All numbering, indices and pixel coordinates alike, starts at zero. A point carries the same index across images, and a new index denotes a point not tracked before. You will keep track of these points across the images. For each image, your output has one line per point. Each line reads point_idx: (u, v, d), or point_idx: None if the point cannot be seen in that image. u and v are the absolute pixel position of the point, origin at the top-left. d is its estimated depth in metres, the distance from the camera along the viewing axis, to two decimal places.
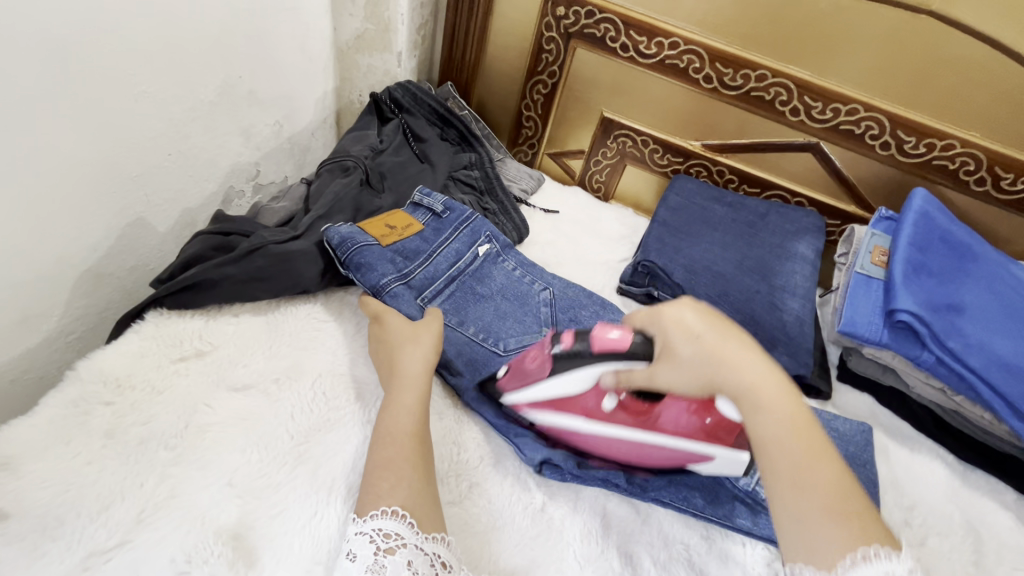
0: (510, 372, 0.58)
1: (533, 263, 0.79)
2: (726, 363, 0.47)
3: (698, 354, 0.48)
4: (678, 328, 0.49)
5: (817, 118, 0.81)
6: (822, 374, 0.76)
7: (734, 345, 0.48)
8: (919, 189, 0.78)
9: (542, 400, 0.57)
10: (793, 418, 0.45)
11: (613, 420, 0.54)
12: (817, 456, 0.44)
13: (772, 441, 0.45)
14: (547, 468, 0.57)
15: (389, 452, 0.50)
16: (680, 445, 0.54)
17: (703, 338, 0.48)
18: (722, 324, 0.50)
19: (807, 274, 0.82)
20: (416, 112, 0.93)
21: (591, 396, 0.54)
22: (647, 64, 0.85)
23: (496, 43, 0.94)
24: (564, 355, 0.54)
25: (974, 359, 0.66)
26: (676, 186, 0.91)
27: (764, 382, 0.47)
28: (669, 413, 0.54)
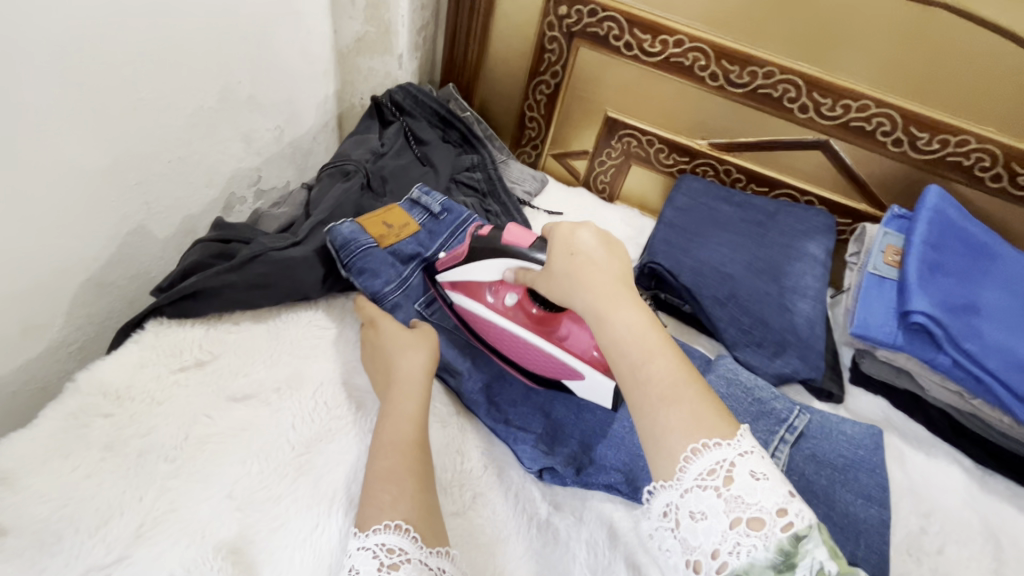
0: (446, 259, 0.68)
1: None
2: (588, 283, 0.49)
3: (568, 276, 0.51)
4: (557, 246, 0.53)
5: (827, 115, 0.79)
6: (833, 377, 0.74)
7: (603, 267, 0.50)
8: (933, 186, 0.76)
9: (461, 286, 0.66)
10: (643, 329, 0.45)
11: (510, 314, 0.63)
12: (657, 356, 0.43)
13: (615, 344, 0.45)
14: (547, 475, 0.57)
15: (389, 463, 0.49)
16: (558, 355, 0.60)
17: (573, 257, 0.51)
18: (602, 247, 0.52)
19: (817, 274, 0.80)
20: (417, 115, 0.92)
21: (501, 287, 0.64)
22: (652, 62, 0.84)
23: (498, 44, 0.93)
24: (480, 244, 0.62)
25: (993, 361, 0.64)
26: (683, 186, 0.89)
27: (619, 298, 0.47)
28: (569, 333, 0.60)
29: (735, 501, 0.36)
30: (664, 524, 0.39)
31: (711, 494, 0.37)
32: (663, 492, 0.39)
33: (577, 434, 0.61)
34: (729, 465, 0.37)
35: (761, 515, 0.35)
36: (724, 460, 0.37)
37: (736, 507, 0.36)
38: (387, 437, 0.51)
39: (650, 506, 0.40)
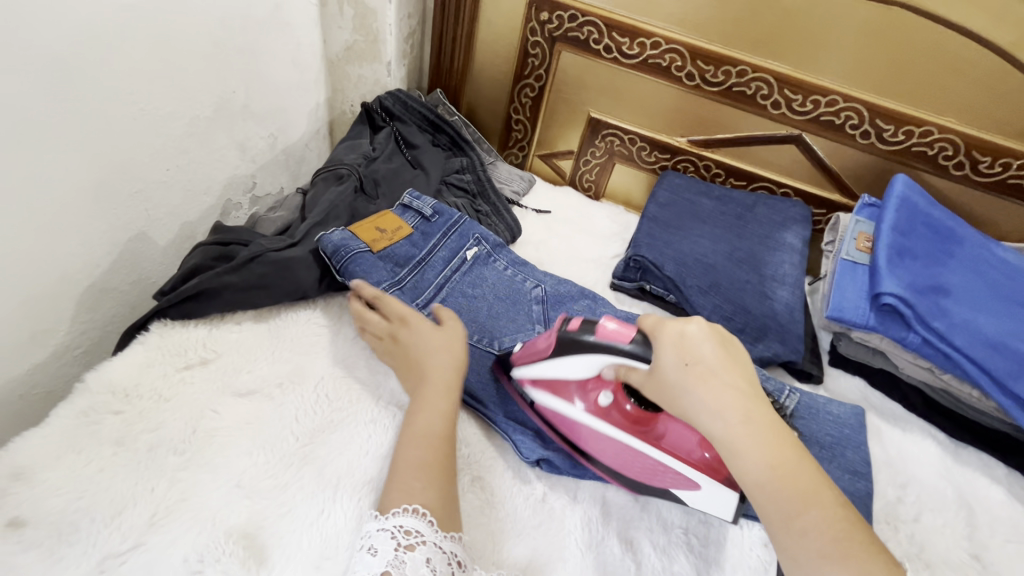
0: (521, 352, 0.62)
1: (525, 261, 0.82)
2: (716, 402, 0.45)
3: (682, 389, 0.46)
4: (666, 353, 0.48)
5: (798, 111, 0.83)
6: (812, 359, 0.78)
7: (728, 385, 0.46)
8: (900, 175, 0.80)
9: (544, 383, 0.61)
10: (783, 466, 0.43)
11: (607, 417, 0.57)
12: (810, 499, 0.42)
13: (758, 484, 0.43)
14: (543, 465, 0.60)
15: (418, 452, 0.51)
16: (668, 463, 0.54)
17: (691, 370, 0.47)
18: (716, 352, 0.48)
19: (795, 262, 0.84)
20: (407, 121, 0.95)
21: (590, 388, 0.58)
22: (632, 64, 0.87)
23: (483, 50, 0.96)
24: (568, 339, 0.56)
25: (960, 338, 0.68)
26: (665, 182, 0.93)
27: (748, 421, 0.44)
28: (671, 435, 0.56)
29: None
30: None
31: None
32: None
33: None
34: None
35: None
36: None
37: None
38: (419, 428, 0.53)
39: None
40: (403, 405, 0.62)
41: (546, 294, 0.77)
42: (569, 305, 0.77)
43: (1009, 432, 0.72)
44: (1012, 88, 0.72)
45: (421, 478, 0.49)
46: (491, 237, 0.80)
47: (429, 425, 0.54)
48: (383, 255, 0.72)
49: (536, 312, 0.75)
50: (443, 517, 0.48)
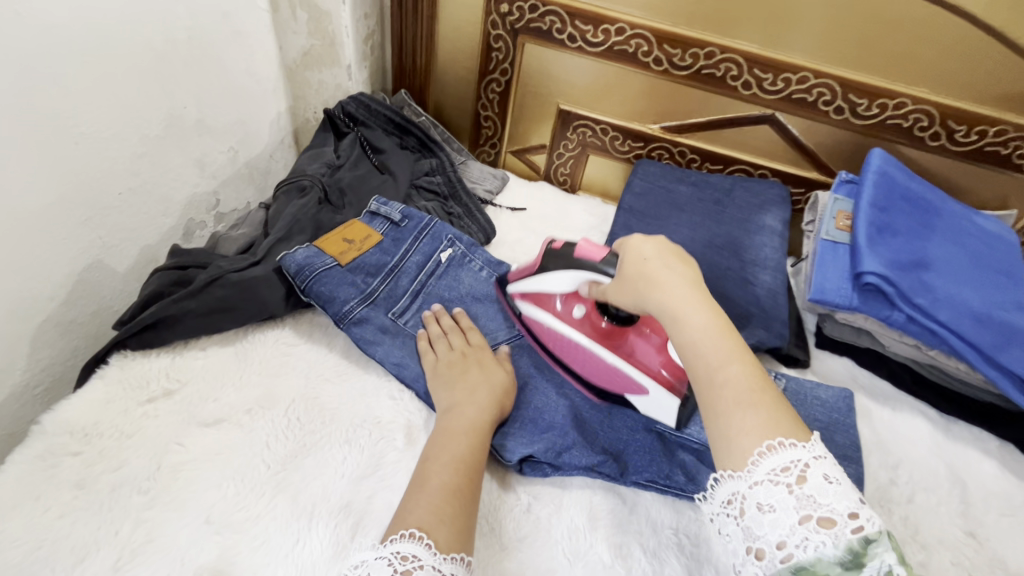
0: (517, 271, 0.69)
1: (501, 260, 0.80)
2: (668, 282, 0.49)
3: (640, 274, 0.51)
4: (628, 253, 0.54)
5: (770, 90, 0.81)
6: (797, 343, 0.76)
7: (678, 274, 0.49)
8: (876, 149, 0.78)
9: (531, 295, 0.68)
10: (722, 338, 0.45)
11: (580, 325, 0.65)
12: (740, 366, 0.44)
13: (696, 348, 0.45)
14: (526, 467, 0.58)
15: (451, 476, 0.49)
16: (623, 368, 0.61)
17: (647, 260, 0.51)
18: (672, 251, 0.52)
19: (776, 245, 0.82)
20: (372, 124, 0.92)
21: (570, 300, 0.65)
22: (597, 52, 0.85)
23: (445, 46, 0.93)
24: (555, 255, 0.63)
25: (944, 313, 0.67)
26: (639, 171, 0.91)
27: (695, 298, 0.47)
28: (636, 349, 0.62)
29: (808, 499, 0.37)
30: (727, 510, 0.40)
31: (784, 491, 0.38)
32: (730, 481, 0.40)
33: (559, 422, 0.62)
34: (804, 467, 0.38)
35: (831, 516, 0.37)
36: (799, 459, 0.38)
37: (806, 505, 0.37)
38: (455, 455, 0.52)
39: (714, 493, 0.42)
40: (379, 422, 0.59)
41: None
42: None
43: (998, 404, 0.71)
44: (984, 54, 0.71)
45: (430, 498, 0.47)
46: (465, 238, 0.77)
47: (460, 452, 0.52)
48: (353, 268, 0.68)
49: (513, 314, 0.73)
50: (449, 541, 0.44)
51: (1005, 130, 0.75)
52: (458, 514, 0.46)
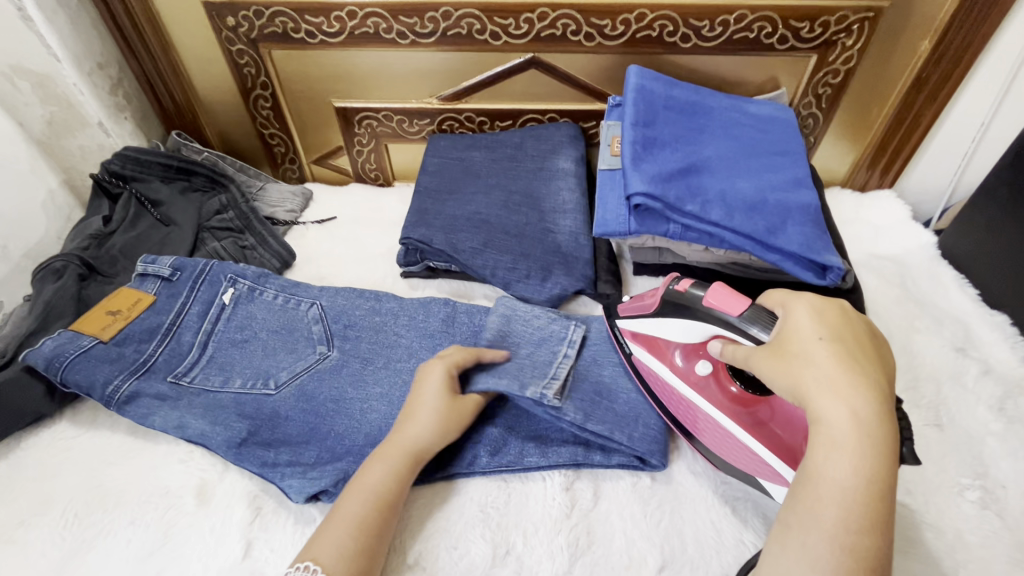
0: (628, 303, 0.64)
1: (300, 281, 0.76)
2: (835, 367, 0.44)
3: (818, 367, 0.44)
4: (810, 323, 0.48)
5: (517, 35, 0.78)
6: (607, 279, 0.76)
7: (866, 381, 0.43)
8: (632, 66, 0.77)
9: (644, 339, 0.62)
10: (874, 475, 0.40)
11: (705, 388, 0.58)
12: (862, 527, 0.39)
13: (840, 487, 0.40)
14: (324, 497, 0.56)
15: (360, 508, 0.50)
16: (761, 450, 0.53)
17: (826, 344, 0.45)
18: (851, 339, 0.46)
19: (571, 186, 0.82)
20: (145, 177, 0.86)
21: (694, 354, 0.60)
22: (341, 41, 0.80)
23: (196, 75, 0.88)
24: (677, 299, 0.58)
25: (717, 212, 0.67)
26: (432, 148, 0.88)
27: (876, 419, 0.41)
28: (778, 422, 0.55)
29: None
30: None
31: None
32: None
33: (357, 443, 0.60)
34: None
35: None
36: None
37: None
38: (367, 483, 0.51)
39: None
40: (167, 491, 0.57)
41: (333, 307, 0.72)
42: (354, 308, 0.71)
43: (794, 282, 0.71)
44: None
45: (343, 532, 0.48)
46: (251, 270, 0.73)
47: (379, 484, 0.51)
48: (119, 341, 0.65)
49: (315, 334, 0.69)
50: None
51: (743, 14, 0.74)
52: (350, 551, 0.47)
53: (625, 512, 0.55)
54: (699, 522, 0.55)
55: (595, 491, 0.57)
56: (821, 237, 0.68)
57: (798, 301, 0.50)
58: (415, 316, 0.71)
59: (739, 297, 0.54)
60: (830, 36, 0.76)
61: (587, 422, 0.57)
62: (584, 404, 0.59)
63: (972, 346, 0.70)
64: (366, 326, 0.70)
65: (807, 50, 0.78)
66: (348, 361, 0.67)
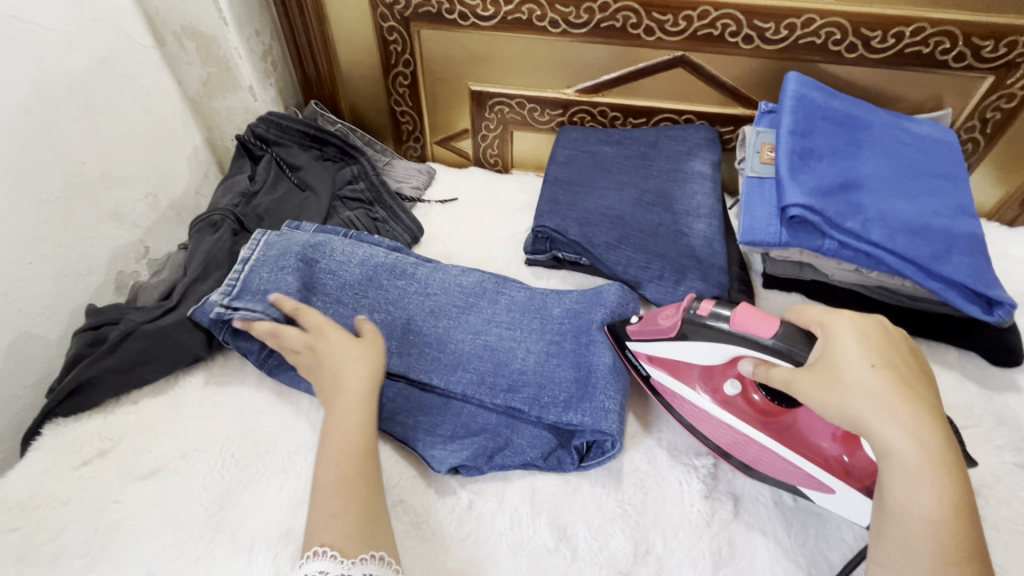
0: (637, 327, 0.60)
1: (430, 257, 0.77)
2: (889, 397, 0.43)
3: (875, 398, 0.43)
4: (856, 348, 0.46)
5: (673, 31, 0.77)
6: (741, 289, 0.74)
7: (918, 406, 0.43)
8: (791, 73, 0.74)
9: (661, 362, 0.60)
10: (954, 501, 0.41)
11: (733, 405, 0.56)
12: (960, 558, 0.39)
13: (927, 518, 0.40)
14: (462, 469, 0.57)
15: (340, 470, 0.49)
16: (796, 458, 0.52)
17: (878, 370, 0.44)
18: (893, 358, 0.46)
19: (707, 190, 0.80)
20: (285, 142, 0.90)
21: (716, 375, 0.58)
22: (492, 25, 0.81)
23: (343, 48, 0.90)
24: (699, 323, 0.54)
25: (878, 232, 0.64)
26: (562, 139, 0.88)
27: (940, 445, 0.42)
28: (805, 429, 0.54)
29: None
30: None
31: None
32: None
33: (489, 424, 0.60)
34: None
35: None
36: None
37: None
38: (339, 447, 0.51)
39: None
40: (314, 445, 0.60)
41: (442, 280, 0.71)
42: (460, 280, 0.71)
43: (949, 312, 0.68)
44: None
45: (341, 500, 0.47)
46: (386, 242, 0.75)
47: (345, 445, 0.51)
48: None
49: (425, 305, 0.68)
50: (354, 545, 0.45)
51: (922, 27, 0.71)
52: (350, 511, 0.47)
53: (767, 527, 0.54)
54: (847, 549, 0.53)
55: (734, 503, 0.56)
56: (988, 268, 0.65)
57: (838, 320, 0.48)
58: (514, 296, 0.70)
59: (770, 320, 0.50)
60: (1014, 58, 0.72)
61: (411, 371, 0.63)
62: (408, 355, 0.65)
63: None
64: (470, 299, 0.69)
65: (984, 70, 0.74)
66: (452, 334, 0.66)
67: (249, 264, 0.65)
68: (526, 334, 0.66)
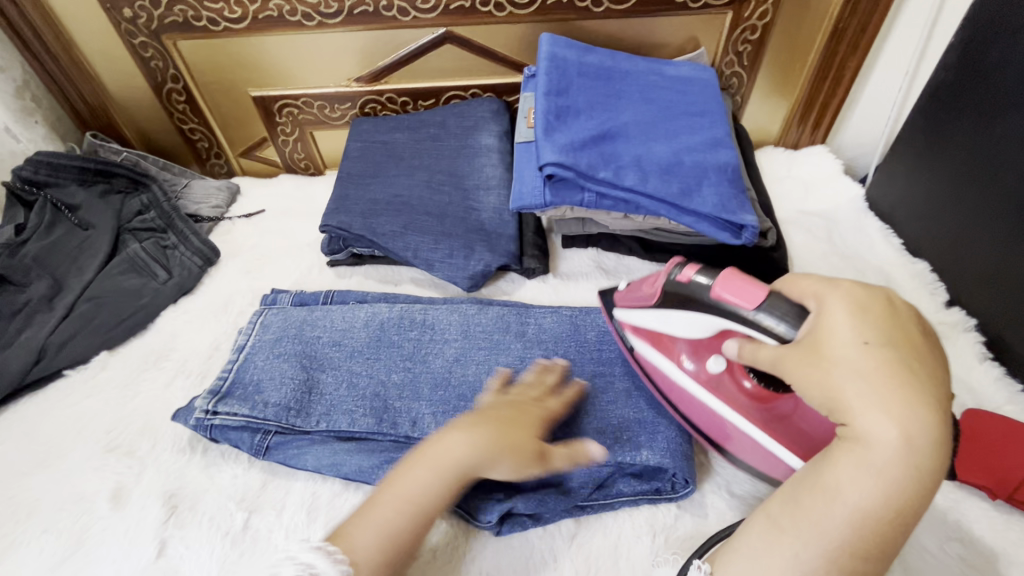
0: (625, 294, 0.57)
1: (385, 295, 0.72)
2: (878, 380, 0.36)
3: (861, 384, 0.37)
4: (849, 322, 0.39)
5: (425, 9, 0.76)
6: (535, 253, 0.75)
7: (922, 399, 0.36)
8: (544, 35, 0.75)
9: (647, 333, 0.56)
10: (901, 505, 0.35)
11: (719, 387, 0.51)
12: (869, 554, 0.36)
13: (860, 511, 0.36)
14: (505, 528, 0.52)
15: (397, 517, 0.45)
16: (783, 449, 0.48)
17: (874, 350, 0.37)
18: (903, 339, 0.38)
19: (494, 162, 0.80)
20: (61, 181, 0.82)
21: (703, 350, 0.53)
22: (246, 27, 0.78)
23: (105, 72, 0.85)
24: (682, 291, 0.50)
25: (630, 178, 0.66)
26: (353, 133, 0.86)
27: (927, 443, 0.35)
28: (804, 416, 0.49)
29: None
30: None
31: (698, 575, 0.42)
32: None
33: None
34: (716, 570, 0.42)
35: None
36: None
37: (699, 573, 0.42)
38: (408, 488, 0.46)
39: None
40: (79, 499, 0.56)
41: (429, 317, 0.67)
42: (479, 319, 0.67)
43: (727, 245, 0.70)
44: None
45: (375, 530, 0.44)
46: (378, 299, 0.71)
47: (424, 492, 0.46)
48: (256, 388, 0.60)
49: (448, 353, 0.63)
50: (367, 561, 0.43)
51: None
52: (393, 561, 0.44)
53: None
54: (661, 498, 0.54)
55: None
56: (737, 196, 0.68)
57: (838, 288, 0.42)
58: (541, 323, 0.66)
59: (757, 292, 0.45)
60: None
61: None
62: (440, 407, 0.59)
63: None
64: (493, 337, 0.65)
65: (720, 6, 0.77)
66: (482, 377, 0.61)
67: (245, 353, 0.63)
68: (566, 366, 0.62)
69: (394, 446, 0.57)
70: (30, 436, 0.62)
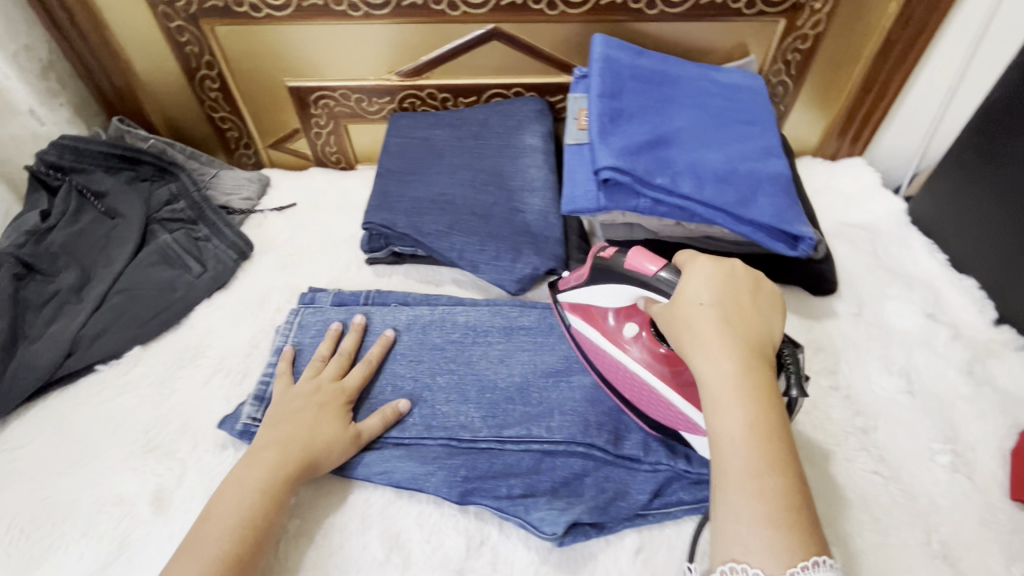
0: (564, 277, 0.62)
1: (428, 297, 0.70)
2: (714, 328, 0.42)
3: (698, 336, 0.42)
4: (692, 288, 0.45)
5: (476, 4, 0.74)
6: (581, 257, 0.74)
7: (743, 340, 0.42)
8: (597, 35, 0.74)
9: (580, 308, 0.60)
10: (767, 424, 0.39)
11: (631, 346, 0.55)
12: (767, 475, 0.37)
13: (741, 440, 0.38)
14: (568, 537, 0.50)
15: (223, 544, 0.46)
16: (693, 411, 0.51)
17: (709, 308, 0.43)
18: (731, 298, 0.44)
19: (539, 163, 0.79)
20: (87, 168, 0.78)
21: (625, 314, 0.57)
22: (289, 15, 0.76)
23: (136, 56, 0.82)
24: (603, 265, 0.54)
25: (686, 185, 0.65)
26: (392, 128, 0.84)
27: (754, 370, 0.40)
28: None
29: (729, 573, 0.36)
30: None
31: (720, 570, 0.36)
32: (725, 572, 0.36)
33: (554, 469, 0.54)
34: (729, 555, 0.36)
35: None
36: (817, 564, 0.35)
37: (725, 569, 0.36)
38: (227, 511, 0.48)
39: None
40: (117, 501, 0.54)
41: (471, 319, 0.65)
42: (522, 320, 0.65)
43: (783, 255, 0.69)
44: None
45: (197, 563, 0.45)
46: (416, 298, 0.69)
47: (241, 507, 0.48)
48: None
49: (493, 355, 0.62)
50: None
51: None
52: None
53: None
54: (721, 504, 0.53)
55: None
56: (792, 206, 0.67)
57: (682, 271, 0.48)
58: None
59: (655, 260, 0.50)
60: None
61: (503, 434, 0.55)
62: (490, 411, 0.57)
63: (941, 311, 0.70)
64: (538, 339, 0.63)
65: (774, 14, 0.77)
66: (529, 378, 0.60)
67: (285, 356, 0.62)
68: None
69: (445, 451, 0.55)
70: (63, 433, 0.59)
